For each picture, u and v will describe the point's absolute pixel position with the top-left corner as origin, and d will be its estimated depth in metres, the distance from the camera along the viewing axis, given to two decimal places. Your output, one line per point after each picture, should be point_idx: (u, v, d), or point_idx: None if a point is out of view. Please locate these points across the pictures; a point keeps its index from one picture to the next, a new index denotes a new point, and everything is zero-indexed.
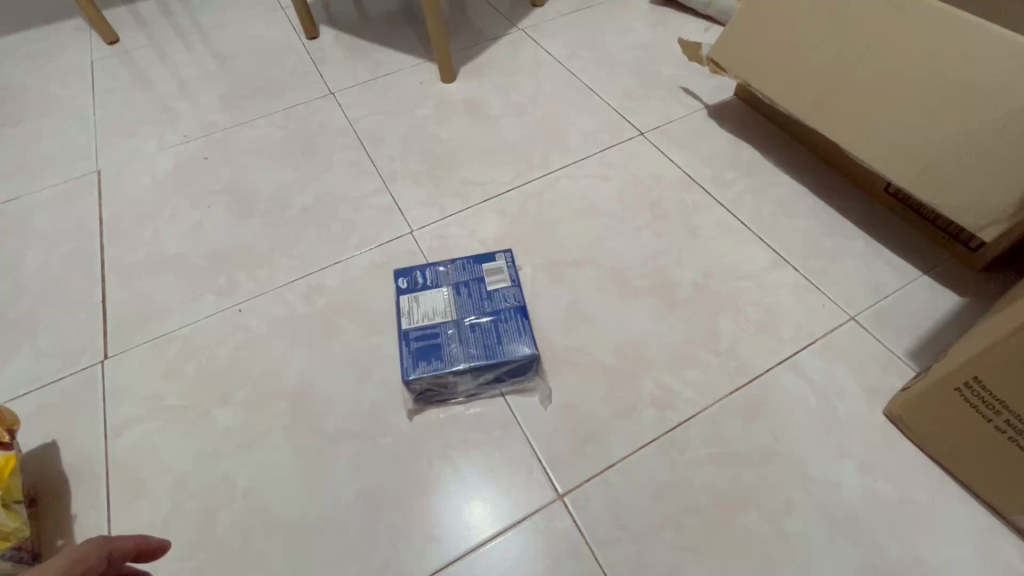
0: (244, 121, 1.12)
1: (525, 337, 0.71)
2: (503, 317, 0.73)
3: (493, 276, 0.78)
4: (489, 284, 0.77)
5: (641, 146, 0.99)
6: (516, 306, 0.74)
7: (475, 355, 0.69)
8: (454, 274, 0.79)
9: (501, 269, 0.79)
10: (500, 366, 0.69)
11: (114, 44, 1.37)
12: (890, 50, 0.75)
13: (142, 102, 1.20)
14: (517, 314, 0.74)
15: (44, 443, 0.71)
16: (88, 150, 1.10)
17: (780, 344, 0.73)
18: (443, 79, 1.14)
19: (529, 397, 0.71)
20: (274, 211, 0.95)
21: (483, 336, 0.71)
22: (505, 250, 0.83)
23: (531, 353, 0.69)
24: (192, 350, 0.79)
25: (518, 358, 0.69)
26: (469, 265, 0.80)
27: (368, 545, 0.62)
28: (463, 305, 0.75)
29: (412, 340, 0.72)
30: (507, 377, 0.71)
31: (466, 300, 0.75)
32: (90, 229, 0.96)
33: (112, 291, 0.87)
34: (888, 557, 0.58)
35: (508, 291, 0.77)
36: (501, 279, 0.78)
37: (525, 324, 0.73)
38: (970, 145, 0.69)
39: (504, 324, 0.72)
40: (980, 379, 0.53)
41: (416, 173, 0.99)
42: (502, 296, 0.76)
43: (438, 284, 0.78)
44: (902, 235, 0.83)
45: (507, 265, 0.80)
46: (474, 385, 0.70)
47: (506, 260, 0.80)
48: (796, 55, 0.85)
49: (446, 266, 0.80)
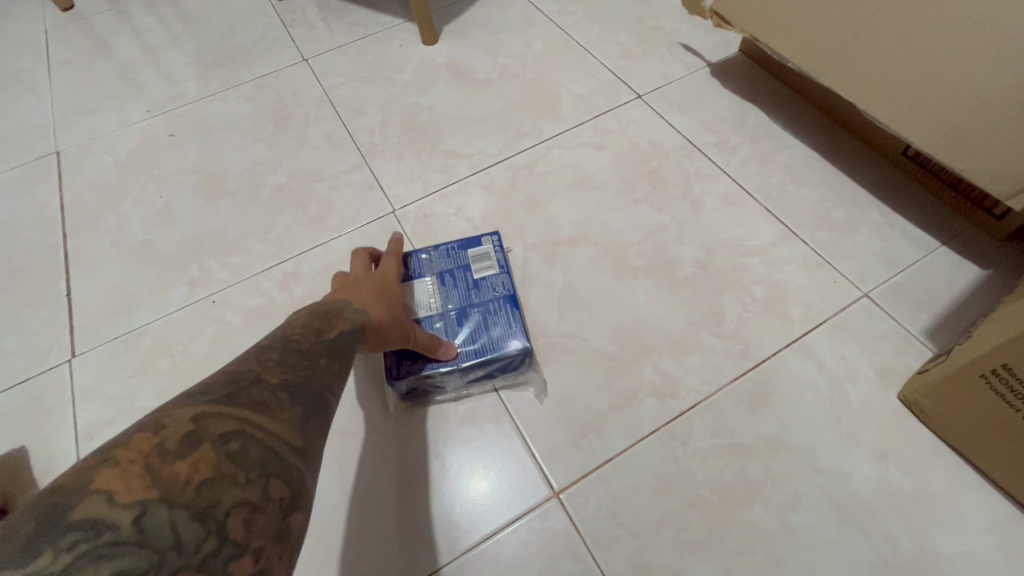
0: (212, 92, 1.04)
1: (517, 330, 0.66)
2: (492, 309, 0.67)
3: (479, 263, 0.70)
4: (476, 272, 0.70)
5: (639, 110, 0.91)
6: (506, 295, 0.68)
7: (464, 352, 0.64)
8: (437, 261, 0.71)
9: (489, 253, 0.71)
10: (491, 362, 0.64)
11: (69, 10, 1.26)
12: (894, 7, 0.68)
13: (102, 73, 1.11)
14: (507, 305, 0.67)
15: (14, 450, 0.68)
16: (46, 129, 1.02)
17: (788, 324, 0.69)
18: (425, 41, 1.05)
19: (523, 390, 0.67)
20: (247, 192, 0.89)
21: (471, 331, 0.65)
22: (494, 231, 0.74)
23: (523, 348, 0.64)
24: (164, 345, 0.74)
25: (509, 354, 0.64)
26: (453, 250, 0.72)
27: (356, 550, 0.59)
28: (446, 296, 0.68)
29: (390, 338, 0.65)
30: (499, 374, 0.66)
31: (450, 292, 0.68)
32: (51, 216, 0.89)
33: (77, 283, 0.81)
34: (898, 550, 0.55)
35: (495, 279, 0.69)
36: (488, 266, 0.70)
37: (515, 316, 0.67)
38: (996, 107, 0.63)
39: (493, 316, 0.67)
40: (1009, 366, 0.49)
41: (396, 146, 0.92)
42: (490, 285, 0.69)
43: (421, 273, 0.70)
44: (920, 202, 0.77)
45: (495, 249, 0.71)
46: (463, 382, 0.66)
47: (494, 244, 0.72)
48: (794, 17, 0.79)
49: (429, 252, 0.72)
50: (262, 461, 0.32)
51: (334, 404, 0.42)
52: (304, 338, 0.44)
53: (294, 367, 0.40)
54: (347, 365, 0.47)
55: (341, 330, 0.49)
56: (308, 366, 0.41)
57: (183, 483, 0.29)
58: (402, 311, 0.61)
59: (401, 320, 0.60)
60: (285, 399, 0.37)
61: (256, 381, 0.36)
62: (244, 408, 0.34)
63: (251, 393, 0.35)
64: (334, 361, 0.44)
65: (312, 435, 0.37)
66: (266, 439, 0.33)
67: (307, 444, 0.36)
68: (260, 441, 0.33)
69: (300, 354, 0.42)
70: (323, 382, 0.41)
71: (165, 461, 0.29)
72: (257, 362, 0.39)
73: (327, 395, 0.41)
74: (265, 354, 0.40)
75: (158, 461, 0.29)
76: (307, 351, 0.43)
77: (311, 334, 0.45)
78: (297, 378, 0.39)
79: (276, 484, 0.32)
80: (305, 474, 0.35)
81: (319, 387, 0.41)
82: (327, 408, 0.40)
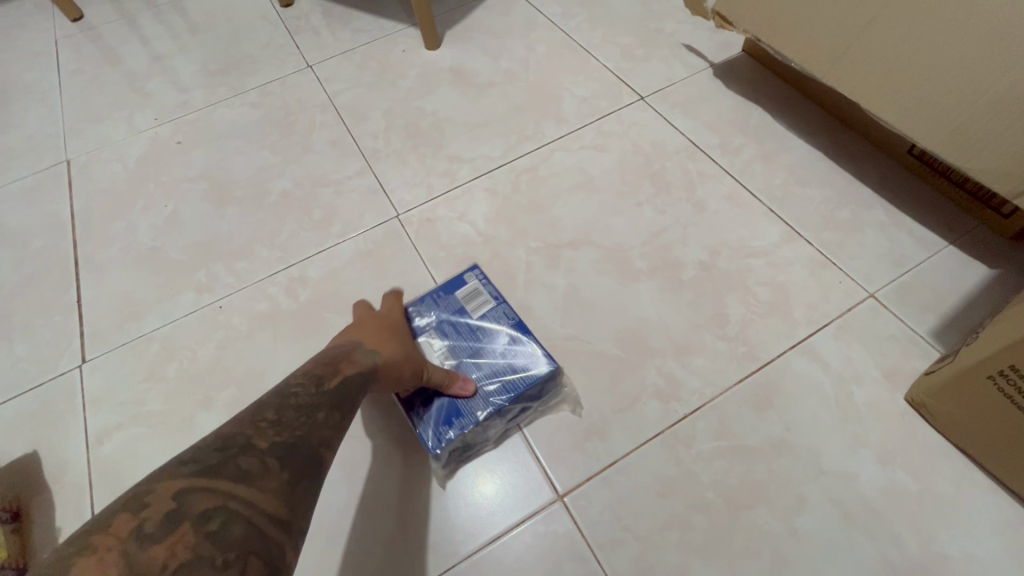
0: (219, 100, 1.06)
1: (537, 353, 0.66)
2: (506, 341, 0.68)
3: (473, 302, 0.71)
4: (473, 313, 0.71)
5: (642, 112, 0.92)
6: (513, 323, 0.69)
7: (497, 392, 0.64)
8: (431, 314, 0.71)
9: (477, 289, 0.72)
10: (528, 393, 0.64)
11: (79, 21, 1.28)
12: (896, 6, 0.67)
13: (111, 82, 1.13)
14: (517, 332, 0.68)
15: (26, 454, 0.69)
16: (56, 138, 1.04)
17: (793, 326, 0.69)
18: (428, 46, 1.06)
19: (560, 411, 0.66)
20: (254, 197, 0.90)
21: (494, 369, 0.66)
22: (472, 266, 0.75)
23: (551, 367, 0.65)
24: (172, 351, 0.75)
25: (539, 379, 0.64)
26: (442, 299, 0.72)
27: (361, 553, 0.59)
28: (457, 344, 0.68)
29: (420, 406, 0.63)
30: (537, 402, 0.65)
31: (457, 339, 0.69)
32: (62, 223, 0.91)
33: (88, 290, 0.83)
34: (906, 554, 0.55)
35: (495, 311, 0.70)
36: (482, 300, 0.71)
37: (530, 340, 0.67)
38: (1001, 108, 0.63)
39: (509, 349, 0.67)
40: (1016, 368, 0.49)
41: (400, 151, 0.92)
42: (494, 319, 0.70)
43: (420, 333, 0.69)
44: (927, 203, 0.76)
45: (482, 283, 0.73)
46: (507, 423, 0.65)
47: (477, 278, 0.73)
48: (794, 18, 0.79)
49: (418, 308, 0.71)
50: (242, 538, 0.32)
51: (329, 460, 0.41)
52: (303, 392, 0.44)
53: (288, 425, 0.40)
54: (349, 414, 0.47)
55: (347, 375, 0.49)
56: (303, 424, 0.41)
57: (158, 569, 0.28)
58: (412, 349, 0.62)
59: (412, 358, 0.60)
60: (273, 465, 0.36)
61: (245, 447, 0.36)
62: (226, 481, 0.34)
63: (238, 462, 0.35)
64: (332, 413, 0.44)
65: (298, 502, 0.36)
66: (248, 513, 0.33)
67: (292, 513, 0.35)
68: (242, 516, 0.32)
69: (296, 409, 0.42)
70: (319, 439, 0.41)
71: (145, 545, 0.29)
72: (251, 423, 0.39)
73: (321, 452, 0.41)
74: (261, 413, 0.40)
75: (135, 546, 0.29)
76: (303, 406, 0.43)
77: (311, 384, 0.46)
78: (290, 440, 0.39)
79: (254, 563, 0.31)
80: (287, 547, 0.34)
81: (313, 444, 0.40)
82: (319, 469, 0.40)
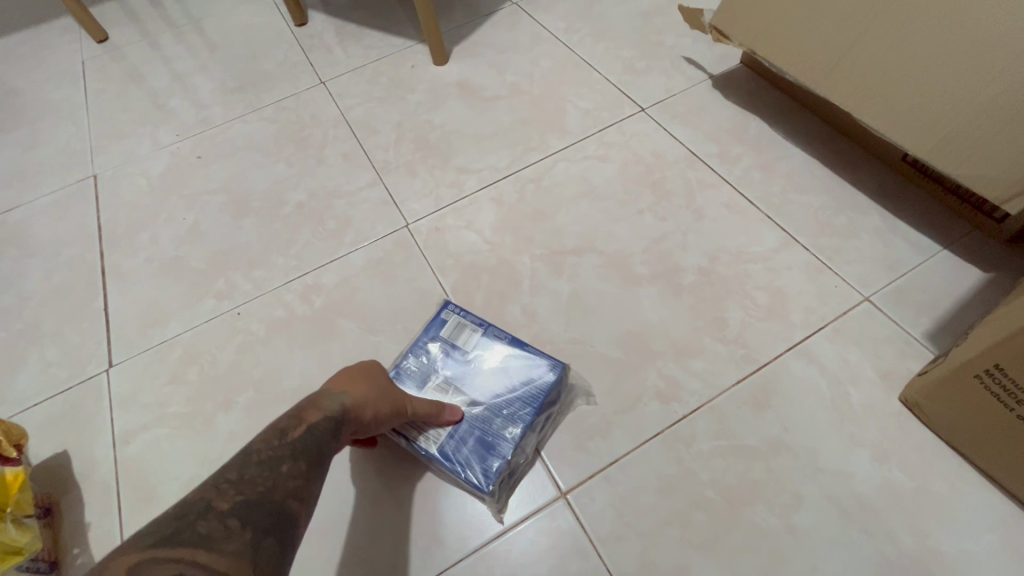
0: (237, 116, 1.10)
1: (540, 360, 0.68)
2: (507, 359, 0.69)
3: (459, 336, 0.71)
4: (464, 346, 0.71)
5: (643, 123, 0.94)
6: (508, 341, 0.70)
7: (519, 412, 0.66)
8: (425, 361, 0.70)
9: (460, 323, 0.73)
10: (549, 400, 0.66)
11: (103, 42, 1.34)
12: (898, 9, 0.70)
13: (135, 100, 1.18)
14: (516, 349, 0.70)
15: (56, 454, 0.73)
16: (83, 154, 1.09)
17: (790, 329, 0.71)
18: (436, 61, 1.10)
19: (576, 406, 0.68)
20: (270, 208, 0.94)
21: (507, 390, 0.67)
22: (446, 303, 0.75)
23: (557, 364, 0.68)
24: (194, 355, 0.79)
25: (552, 384, 0.67)
26: (428, 344, 0.71)
27: (372, 549, 0.62)
28: (461, 379, 0.69)
29: (453, 453, 0.63)
30: (556, 406, 0.67)
31: (459, 376, 0.69)
32: (89, 235, 0.96)
33: (113, 298, 0.87)
34: (901, 550, 0.56)
35: (485, 337, 0.71)
36: (469, 331, 0.72)
37: (528, 350, 0.69)
38: (990, 113, 0.65)
39: (513, 366, 0.69)
40: (1000, 367, 0.51)
41: (410, 163, 0.96)
42: (487, 344, 0.71)
43: (421, 385, 0.69)
44: (923, 209, 0.78)
45: (461, 317, 0.73)
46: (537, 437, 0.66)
47: (456, 313, 0.73)
48: (794, 23, 0.81)
49: (408, 361, 0.70)
50: None
51: (300, 511, 0.39)
52: (267, 445, 0.42)
53: (253, 480, 0.38)
54: (320, 462, 0.44)
55: (313, 422, 0.46)
56: (268, 478, 0.39)
57: None
58: (388, 384, 0.59)
59: (390, 395, 0.58)
60: (234, 526, 0.35)
61: (204, 510, 0.35)
62: (182, 549, 0.32)
63: (196, 528, 0.33)
64: (300, 463, 0.42)
65: (265, 561, 0.34)
66: None
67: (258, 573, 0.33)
68: None
69: (259, 466, 0.40)
70: (285, 492, 0.39)
71: None
72: (212, 485, 0.37)
73: (291, 504, 0.39)
74: (222, 473, 0.38)
75: None
76: (268, 458, 0.40)
77: (276, 436, 0.43)
78: (253, 497, 0.37)
79: None
80: None
81: (280, 497, 0.38)
82: (288, 524, 0.38)
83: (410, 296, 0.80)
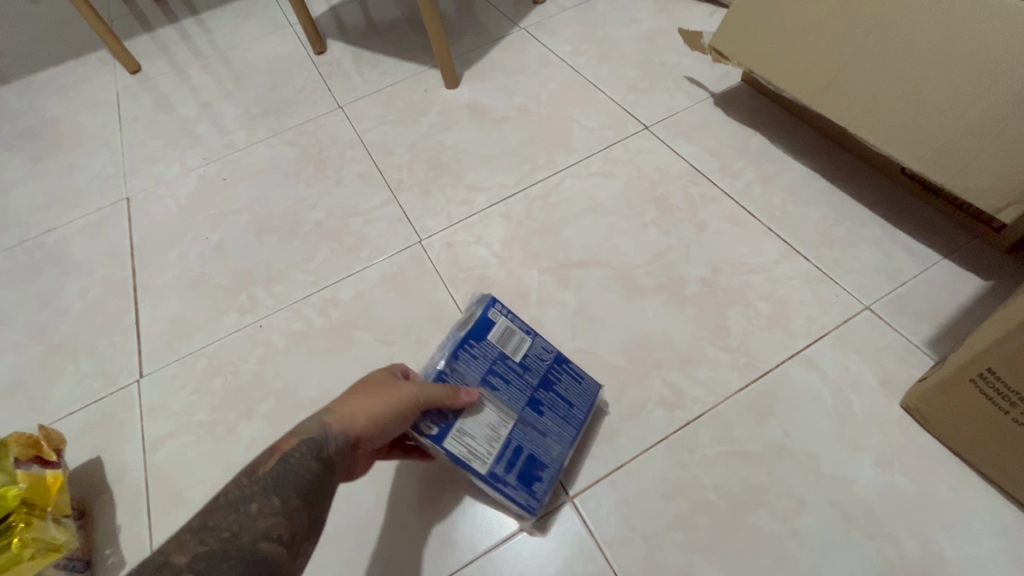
0: (260, 140, 1.16)
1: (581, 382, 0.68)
2: (552, 377, 0.66)
3: (510, 343, 0.63)
4: (514, 356, 0.63)
5: (646, 140, 0.98)
6: (552, 357, 0.67)
7: (564, 434, 0.64)
8: (474, 367, 0.59)
9: (509, 327, 0.63)
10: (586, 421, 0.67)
11: (136, 73, 1.43)
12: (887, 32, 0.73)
13: (165, 126, 1.25)
14: (559, 365, 0.67)
15: (90, 459, 0.77)
16: (118, 178, 1.16)
17: (792, 337, 0.72)
18: (448, 85, 1.15)
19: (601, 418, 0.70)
20: (290, 227, 0.99)
21: (553, 410, 0.64)
22: (489, 296, 0.63)
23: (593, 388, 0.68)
24: (219, 366, 0.83)
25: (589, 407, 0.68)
26: (478, 348, 0.60)
27: (387, 550, 0.64)
28: (512, 393, 0.62)
29: (503, 475, 0.59)
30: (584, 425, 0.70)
31: (509, 389, 0.61)
32: (122, 253, 1.01)
33: (144, 313, 0.92)
34: (904, 553, 0.57)
35: (532, 348, 0.65)
36: (519, 339, 0.64)
37: (569, 369, 0.68)
38: (976, 126, 0.67)
39: (558, 385, 0.66)
40: (993, 372, 0.52)
41: (423, 182, 1.00)
42: (535, 356, 0.65)
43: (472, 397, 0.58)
44: (923, 219, 0.80)
45: (510, 319, 0.63)
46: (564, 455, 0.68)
47: (504, 313, 0.63)
48: (790, 44, 0.84)
49: (457, 366, 0.58)
50: None
51: (271, 550, 0.42)
52: (236, 485, 0.45)
53: (215, 529, 0.42)
54: (297, 492, 0.46)
55: (287, 449, 0.48)
56: (232, 523, 0.42)
57: None
58: (386, 381, 0.54)
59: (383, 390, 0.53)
60: None
61: (163, 567, 0.39)
62: None
63: None
64: (272, 498, 0.45)
65: None
66: None
67: None
68: None
69: (225, 509, 0.43)
70: (254, 534, 0.42)
71: None
72: (180, 536, 0.41)
73: (258, 546, 0.41)
74: (192, 521, 0.42)
75: None
76: (235, 501, 0.44)
77: (245, 474, 0.46)
78: (214, 547, 0.40)
79: None
80: None
81: (246, 542, 0.41)
82: (257, 565, 0.40)
83: (424, 308, 0.84)
